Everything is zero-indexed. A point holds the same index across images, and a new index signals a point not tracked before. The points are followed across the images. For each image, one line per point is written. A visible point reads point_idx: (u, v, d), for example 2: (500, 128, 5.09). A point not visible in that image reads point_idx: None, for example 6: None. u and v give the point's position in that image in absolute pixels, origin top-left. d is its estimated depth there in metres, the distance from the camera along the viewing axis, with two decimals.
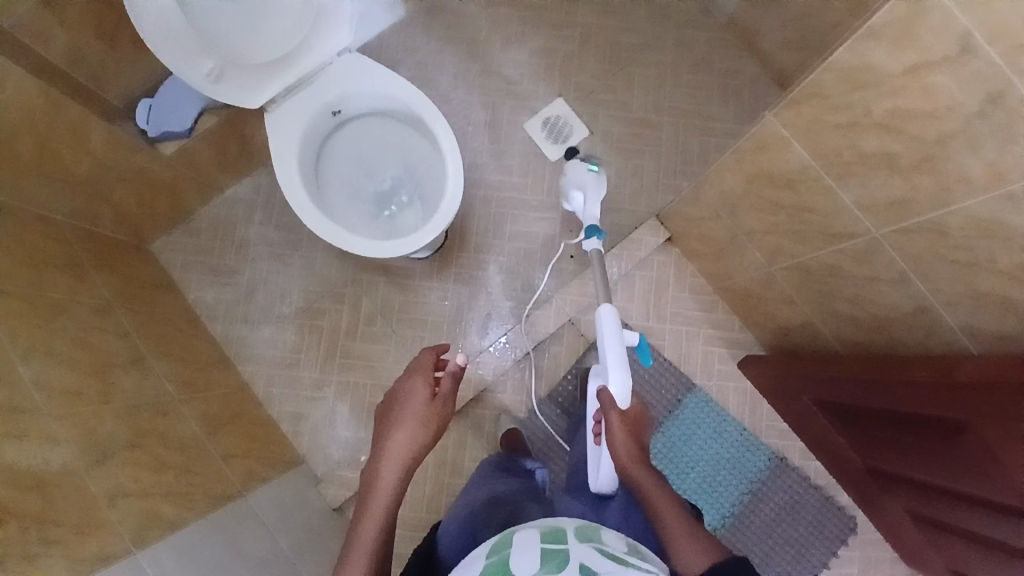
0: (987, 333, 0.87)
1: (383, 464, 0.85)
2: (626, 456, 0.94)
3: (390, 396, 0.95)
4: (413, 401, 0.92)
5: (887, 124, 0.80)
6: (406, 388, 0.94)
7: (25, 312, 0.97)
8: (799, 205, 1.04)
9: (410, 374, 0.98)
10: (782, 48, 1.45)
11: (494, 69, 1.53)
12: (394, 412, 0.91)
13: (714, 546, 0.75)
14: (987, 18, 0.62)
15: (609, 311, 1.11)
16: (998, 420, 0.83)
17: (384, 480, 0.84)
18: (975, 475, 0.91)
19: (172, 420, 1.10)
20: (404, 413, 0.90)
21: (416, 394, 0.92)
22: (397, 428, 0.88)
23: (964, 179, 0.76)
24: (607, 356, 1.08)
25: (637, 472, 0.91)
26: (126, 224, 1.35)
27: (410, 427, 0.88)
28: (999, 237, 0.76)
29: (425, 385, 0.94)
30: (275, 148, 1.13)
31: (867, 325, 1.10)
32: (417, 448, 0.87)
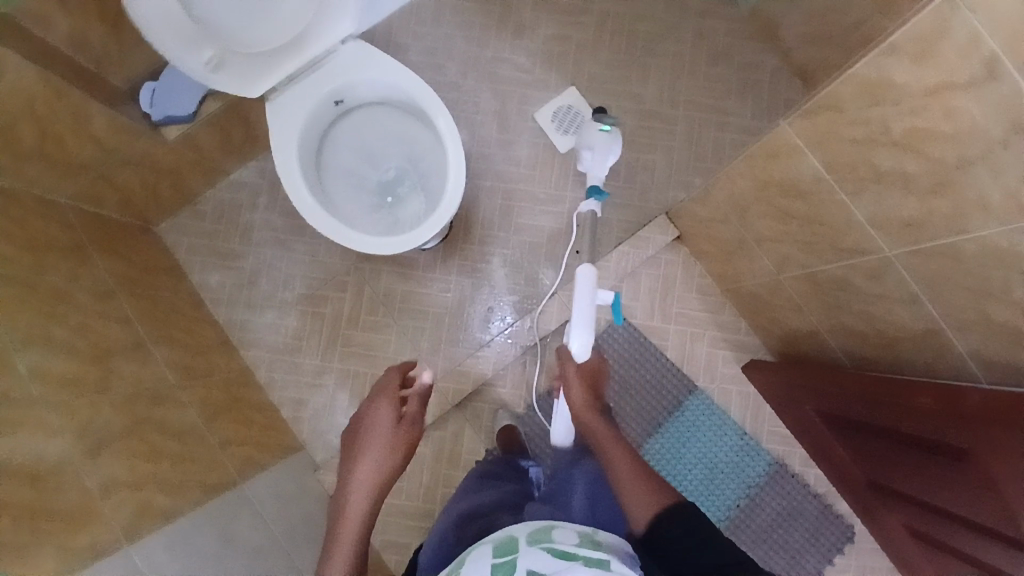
0: (998, 361, 0.84)
1: (353, 487, 0.90)
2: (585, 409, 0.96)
3: (355, 418, 0.99)
4: (378, 423, 0.96)
5: (906, 143, 0.76)
6: (370, 411, 0.99)
7: (29, 299, 0.97)
8: (809, 215, 1.01)
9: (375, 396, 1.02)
10: (805, 43, 1.40)
11: (506, 57, 1.49)
12: (361, 435, 0.95)
13: (659, 490, 0.79)
14: (1018, 41, 0.59)
15: (587, 269, 1.01)
16: (1012, 453, 0.81)
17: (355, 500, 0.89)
18: (984, 503, 0.88)
19: (171, 408, 1.12)
20: (371, 436, 0.94)
21: (381, 417, 0.97)
22: (364, 452, 0.93)
23: (983, 205, 0.72)
24: (573, 316, 0.99)
25: (591, 421, 0.94)
26: (131, 207, 1.35)
27: (378, 450, 0.93)
28: (1012, 268, 0.73)
29: (390, 407, 0.99)
30: (275, 137, 1.12)
31: (874, 341, 1.07)
32: (385, 470, 0.92)
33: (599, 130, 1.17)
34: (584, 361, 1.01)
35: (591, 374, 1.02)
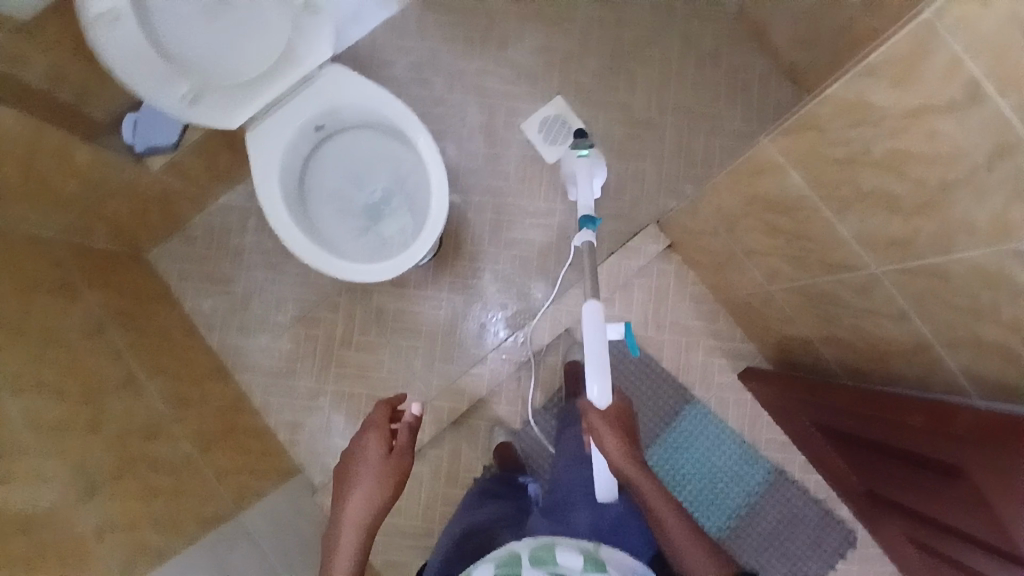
0: (989, 381, 0.82)
1: (342, 536, 0.86)
2: (622, 459, 0.91)
3: (344, 454, 0.94)
4: (368, 463, 0.91)
5: (888, 166, 0.74)
6: (360, 447, 0.94)
7: (19, 343, 0.97)
8: (797, 231, 0.99)
9: (366, 429, 0.97)
10: (794, 44, 1.37)
11: (491, 68, 1.47)
12: (350, 475, 0.91)
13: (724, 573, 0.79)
14: (999, 68, 0.56)
15: (591, 307, 1.01)
16: (998, 472, 0.79)
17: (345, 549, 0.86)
18: (978, 518, 0.86)
19: (163, 442, 1.12)
20: (360, 478, 0.90)
21: (371, 457, 0.92)
22: (352, 497, 0.89)
23: (968, 229, 0.70)
24: (586, 359, 0.99)
25: (636, 478, 0.90)
26: (121, 237, 1.35)
27: (366, 494, 0.89)
28: (998, 292, 0.71)
29: (379, 443, 0.93)
30: (256, 166, 1.11)
31: (867, 354, 1.05)
32: (374, 513, 0.88)
33: (579, 157, 1.20)
34: (606, 406, 0.98)
35: (614, 414, 0.97)
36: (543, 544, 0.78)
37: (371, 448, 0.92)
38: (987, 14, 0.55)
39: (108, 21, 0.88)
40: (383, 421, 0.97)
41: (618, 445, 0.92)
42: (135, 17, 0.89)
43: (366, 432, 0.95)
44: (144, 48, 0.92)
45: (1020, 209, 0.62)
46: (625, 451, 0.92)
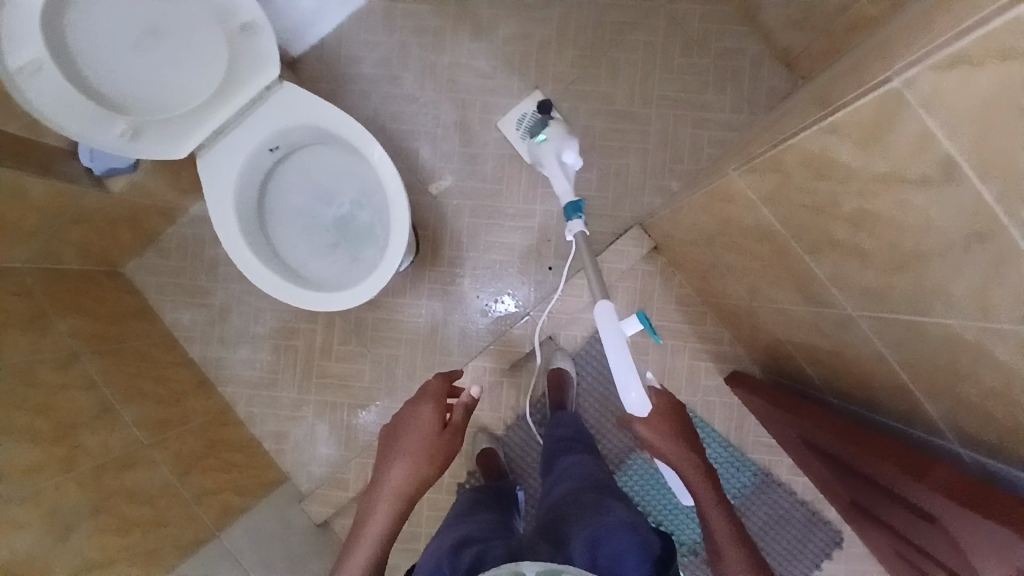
0: (968, 434, 0.77)
1: (385, 494, 0.94)
2: (681, 459, 0.93)
3: (399, 420, 1.01)
4: (421, 431, 0.97)
5: (858, 221, 0.68)
6: (414, 415, 1.00)
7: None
8: (772, 259, 0.93)
9: (422, 398, 1.03)
10: (787, 26, 1.26)
11: (462, 61, 1.39)
12: (403, 439, 0.97)
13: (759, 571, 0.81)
14: (977, 148, 0.49)
15: (602, 309, 0.96)
16: (969, 521, 0.72)
17: (384, 506, 0.93)
18: (955, 561, 0.79)
19: (142, 470, 1.13)
20: (409, 445, 0.96)
21: (425, 425, 0.98)
22: (399, 459, 0.95)
23: (945, 296, 0.64)
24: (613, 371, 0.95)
25: (694, 479, 0.92)
26: (93, 256, 1.33)
27: (416, 458, 0.95)
28: (976, 358, 0.66)
29: (435, 414, 0.99)
30: (210, 191, 1.08)
31: (848, 380, 1.00)
32: (414, 481, 0.94)
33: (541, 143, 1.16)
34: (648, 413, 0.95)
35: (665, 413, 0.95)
36: (549, 568, 0.72)
37: (425, 417, 0.98)
38: (968, 92, 0.47)
39: (30, 74, 0.89)
40: (439, 394, 1.02)
41: (678, 448, 0.93)
42: (57, 64, 0.90)
43: (423, 402, 1.00)
44: (72, 92, 0.93)
45: (999, 289, 0.56)
46: (683, 452, 0.93)
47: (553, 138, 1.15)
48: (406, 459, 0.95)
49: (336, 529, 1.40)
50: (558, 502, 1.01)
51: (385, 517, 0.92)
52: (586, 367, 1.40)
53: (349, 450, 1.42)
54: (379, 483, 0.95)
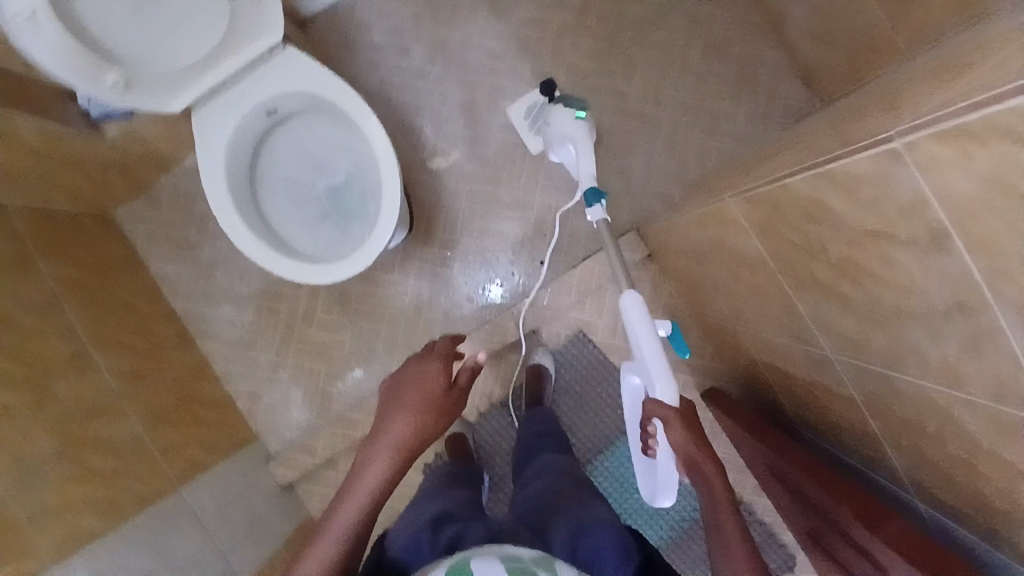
0: (930, 490, 0.77)
1: (380, 449, 0.82)
2: (694, 450, 0.84)
3: (398, 377, 0.91)
4: (425, 388, 0.89)
5: (843, 268, 0.67)
6: (419, 371, 0.91)
7: None
8: (757, 287, 0.92)
9: (426, 357, 0.95)
10: (812, 42, 1.22)
11: (475, 40, 1.36)
12: (404, 394, 0.88)
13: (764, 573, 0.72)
14: (967, 231, 0.48)
15: (630, 296, 0.99)
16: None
17: (378, 461, 0.81)
18: None
19: (110, 421, 1.14)
20: (412, 399, 0.87)
21: (430, 383, 0.89)
22: (400, 413, 0.86)
23: (919, 358, 0.63)
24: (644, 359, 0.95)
25: (703, 465, 0.83)
26: (84, 199, 1.32)
27: (418, 414, 0.85)
28: (944, 422, 0.66)
29: (442, 372, 0.91)
30: (201, 149, 1.06)
31: (820, 416, 0.99)
32: (415, 439, 0.84)
33: (575, 118, 1.19)
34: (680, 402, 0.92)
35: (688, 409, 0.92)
36: (543, 557, 0.72)
37: (432, 374, 0.89)
38: (966, 170, 0.46)
39: (26, 20, 0.87)
40: (445, 354, 0.95)
41: (689, 438, 0.85)
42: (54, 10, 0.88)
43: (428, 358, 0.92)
44: (67, 40, 0.90)
45: (973, 363, 0.55)
46: (693, 443, 0.85)
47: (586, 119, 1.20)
48: (408, 415, 0.85)
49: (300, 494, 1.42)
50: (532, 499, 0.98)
51: (376, 473, 0.80)
52: (567, 364, 1.38)
53: (321, 419, 1.43)
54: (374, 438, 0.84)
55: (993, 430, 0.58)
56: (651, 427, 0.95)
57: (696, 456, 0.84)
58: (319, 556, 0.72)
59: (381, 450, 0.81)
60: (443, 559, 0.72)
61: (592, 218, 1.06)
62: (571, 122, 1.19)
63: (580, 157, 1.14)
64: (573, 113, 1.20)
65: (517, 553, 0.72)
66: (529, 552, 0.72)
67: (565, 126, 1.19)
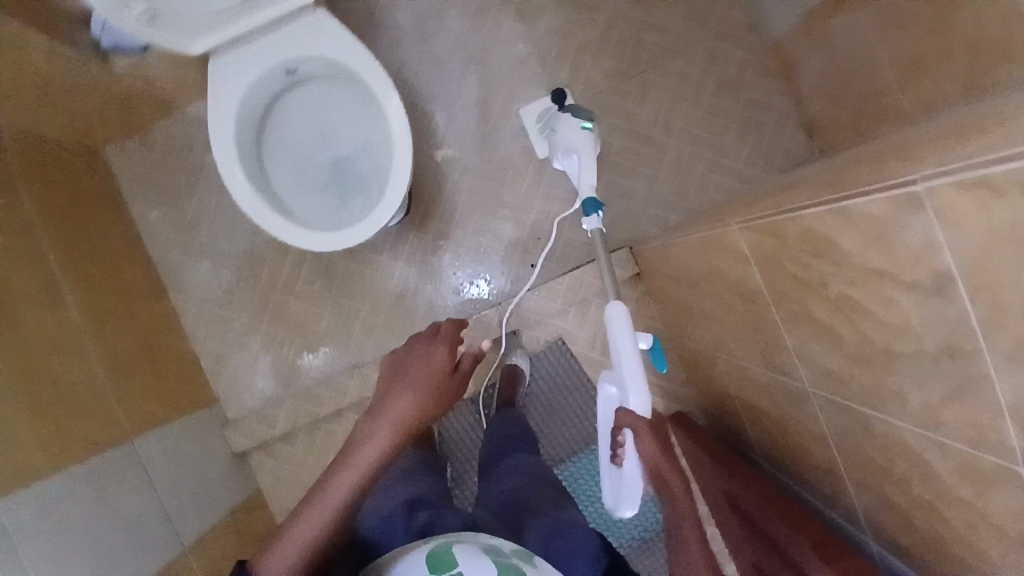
0: (886, 532, 0.80)
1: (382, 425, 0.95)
2: (662, 460, 0.89)
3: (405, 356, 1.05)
4: (430, 370, 1.02)
5: (840, 306, 0.69)
6: (425, 352, 1.05)
7: None
8: (746, 317, 0.94)
9: (433, 338, 1.08)
10: (822, 95, 1.27)
11: (500, 38, 1.37)
12: (412, 373, 1.02)
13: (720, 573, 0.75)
14: (970, 284, 0.51)
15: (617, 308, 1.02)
16: None
17: (376, 438, 0.93)
18: None
19: (72, 359, 1.10)
20: (416, 380, 1.01)
21: (436, 364, 1.03)
22: (403, 393, 0.99)
23: (899, 400, 0.66)
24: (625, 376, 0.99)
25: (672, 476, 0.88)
26: (77, 129, 1.28)
27: (419, 398, 0.99)
28: (913, 465, 0.69)
29: (447, 356, 1.05)
30: (214, 95, 1.04)
31: (787, 452, 1.02)
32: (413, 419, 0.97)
33: (582, 130, 1.19)
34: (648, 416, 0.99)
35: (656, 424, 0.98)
36: (523, 551, 0.78)
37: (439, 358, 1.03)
38: (980, 225, 0.48)
39: None
40: (451, 337, 1.08)
41: (658, 449, 0.90)
42: None
43: (436, 342, 1.05)
44: None
45: (954, 408, 0.59)
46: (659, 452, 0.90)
47: (592, 129, 1.20)
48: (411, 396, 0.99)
49: (252, 463, 1.40)
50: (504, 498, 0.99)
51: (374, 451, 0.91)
52: (543, 369, 1.39)
53: (286, 391, 1.40)
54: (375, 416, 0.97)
55: (965, 476, 0.62)
56: (621, 438, 1.00)
57: (666, 469, 0.89)
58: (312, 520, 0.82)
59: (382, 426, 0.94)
60: (425, 539, 0.77)
61: (587, 227, 1.14)
62: (576, 131, 1.20)
63: (583, 168, 1.17)
64: (580, 121, 1.21)
65: (498, 545, 0.77)
66: (508, 544, 0.78)
67: (570, 135, 1.21)
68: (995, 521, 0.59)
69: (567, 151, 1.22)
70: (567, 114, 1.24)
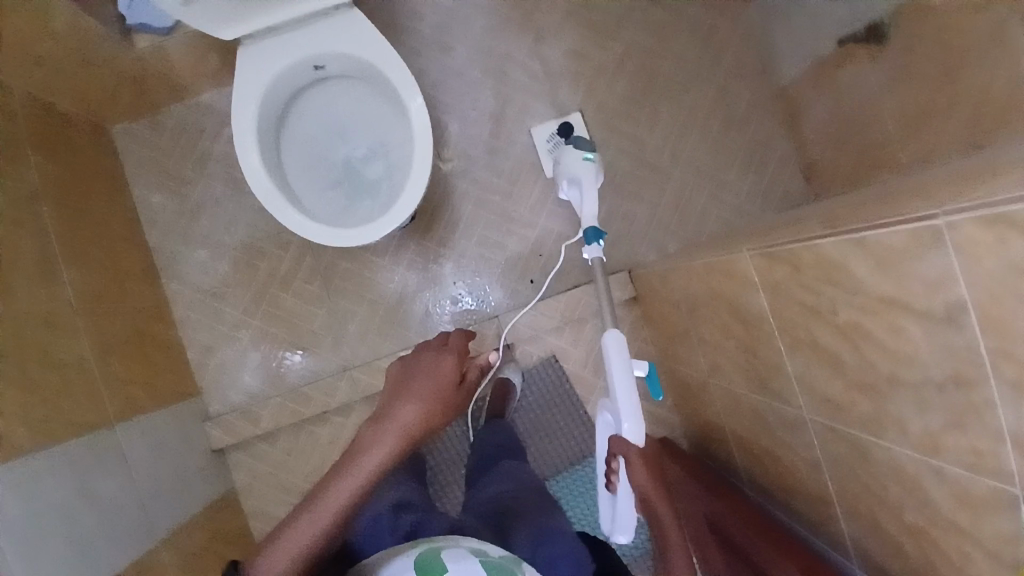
0: (875, 561, 0.82)
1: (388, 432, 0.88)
2: (650, 490, 0.96)
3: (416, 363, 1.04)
4: (438, 379, 1.01)
5: (848, 333, 0.72)
6: (433, 362, 1.05)
7: None
8: (746, 343, 0.97)
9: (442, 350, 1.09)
10: (822, 142, 1.33)
11: (519, 58, 1.41)
12: (419, 383, 0.99)
13: None
14: (983, 314, 0.54)
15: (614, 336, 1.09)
16: None
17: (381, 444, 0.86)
18: None
19: (61, 334, 1.07)
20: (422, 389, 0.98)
21: (444, 374, 1.02)
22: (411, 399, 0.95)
23: (899, 427, 0.69)
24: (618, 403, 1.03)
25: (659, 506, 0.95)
26: (88, 105, 1.27)
27: (426, 406, 0.95)
28: (910, 492, 0.71)
29: (454, 368, 1.04)
30: (239, 81, 1.05)
31: (775, 480, 1.04)
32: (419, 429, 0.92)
33: (583, 159, 1.24)
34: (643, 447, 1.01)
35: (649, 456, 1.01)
36: (512, 559, 0.75)
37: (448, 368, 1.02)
38: (995, 256, 0.51)
39: None
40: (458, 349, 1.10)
41: (649, 479, 0.96)
42: None
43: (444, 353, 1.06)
44: None
45: (955, 436, 0.62)
46: (651, 482, 0.96)
47: (593, 160, 1.25)
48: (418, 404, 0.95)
49: (230, 461, 1.36)
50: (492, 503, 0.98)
51: (378, 457, 0.84)
52: (534, 385, 1.40)
53: (273, 388, 1.38)
54: (379, 422, 0.90)
55: (960, 502, 0.64)
56: (615, 464, 1.02)
57: (652, 497, 0.96)
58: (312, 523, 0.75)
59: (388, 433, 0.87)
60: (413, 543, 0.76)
61: (587, 254, 1.17)
62: (579, 162, 1.25)
63: (585, 197, 1.22)
64: (582, 153, 1.26)
65: (485, 549, 0.75)
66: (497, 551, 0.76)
67: (572, 165, 1.26)
68: (989, 547, 0.62)
69: (569, 180, 1.26)
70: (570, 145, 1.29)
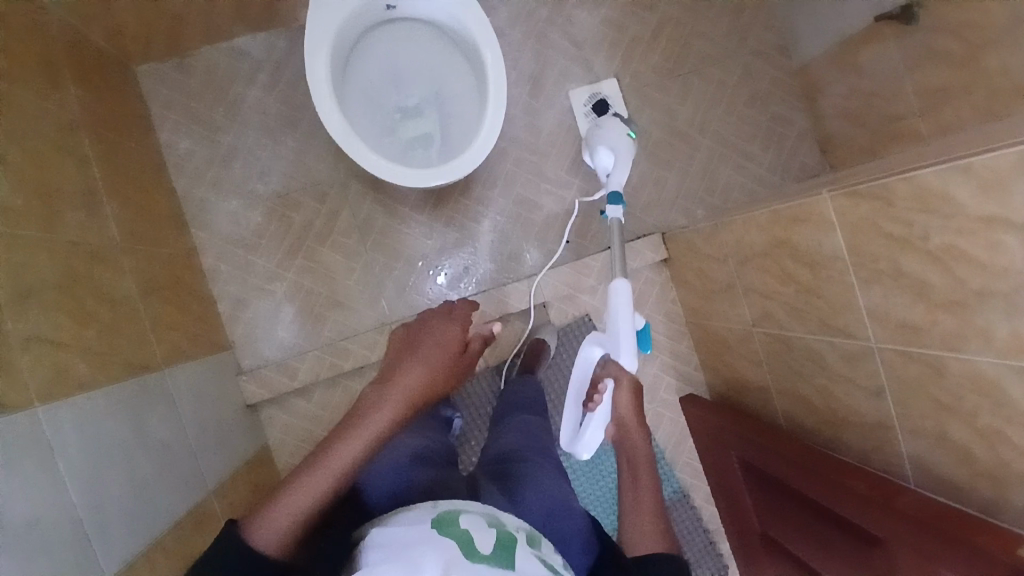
0: (936, 476, 0.89)
1: (393, 396, 0.73)
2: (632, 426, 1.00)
3: (419, 331, 0.85)
4: (443, 348, 0.83)
5: (938, 256, 0.78)
6: (438, 331, 0.86)
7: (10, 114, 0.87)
8: (808, 286, 1.04)
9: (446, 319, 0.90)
10: (841, 116, 1.43)
11: (559, 21, 1.44)
12: (425, 348, 0.81)
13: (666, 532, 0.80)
14: None
15: (621, 285, 1.08)
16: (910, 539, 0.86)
17: (387, 408, 0.71)
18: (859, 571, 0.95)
19: (109, 270, 1.00)
20: (430, 354, 0.81)
21: (449, 344, 0.84)
22: (416, 364, 0.78)
23: (985, 336, 0.75)
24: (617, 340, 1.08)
25: (633, 433, 1.00)
26: (120, 38, 1.21)
27: (432, 372, 0.79)
28: (985, 399, 0.77)
29: (458, 338, 0.86)
30: (313, 15, 1.02)
31: (822, 416, 1.12)
32: (424, 398, 0.77)
33: (625, 135, 1.26)
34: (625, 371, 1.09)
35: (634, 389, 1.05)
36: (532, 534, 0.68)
37: (453, 338, 0.85)
38: None
39: None
40: (463, 322, 0.91)
41: (631, 412, 1.02)
42: None
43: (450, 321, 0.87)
44: None
45: None
46: (631, 411, 1.03)
47: (632, 139, 1.27)
48: (424, 368, 0.78)
49: (261, 418, 1.32)
50: (542, 453, 0.95)
51: (383, 422, 0.70)
52: (567, 345, 1.42)
53: (309, 342, 1.35)
54: (382, 385, 0.75)
55: None
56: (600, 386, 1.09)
57: (630, 423, 1.00)
58: (311, 488, 0.64)
59: (393, 398, 0.72)
60: (430, 502, 0.67)
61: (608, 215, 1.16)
62: (620, 134, 1.26)
63: (615, 168, 1.23)
64: (625, 130, 1.27)
65: (504, 520, 0.67)
66: (512, 522, 0.67)
67: (613, 134, 1.26)
68: None
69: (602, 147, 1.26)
70: (612, 119, 1.30)
